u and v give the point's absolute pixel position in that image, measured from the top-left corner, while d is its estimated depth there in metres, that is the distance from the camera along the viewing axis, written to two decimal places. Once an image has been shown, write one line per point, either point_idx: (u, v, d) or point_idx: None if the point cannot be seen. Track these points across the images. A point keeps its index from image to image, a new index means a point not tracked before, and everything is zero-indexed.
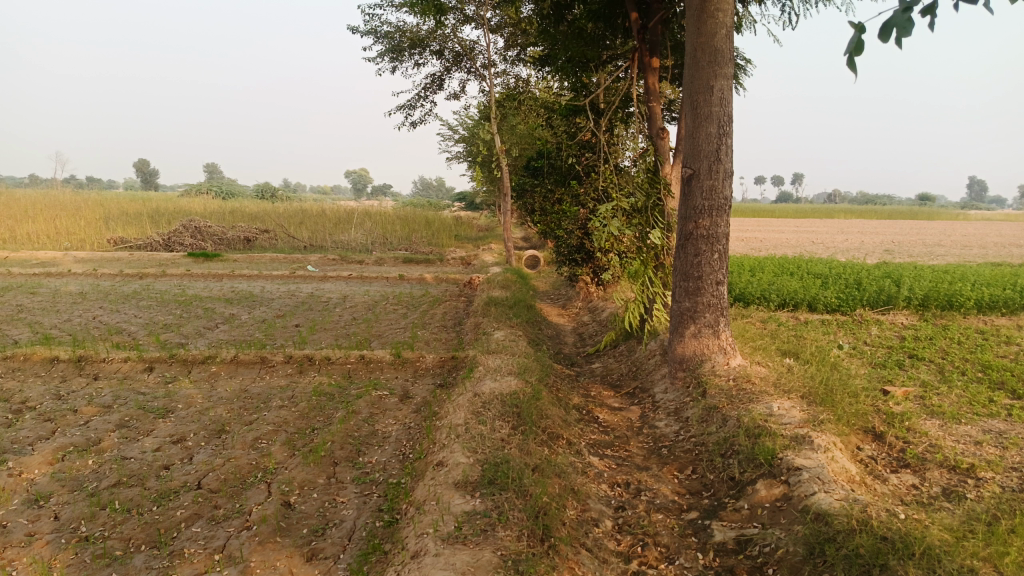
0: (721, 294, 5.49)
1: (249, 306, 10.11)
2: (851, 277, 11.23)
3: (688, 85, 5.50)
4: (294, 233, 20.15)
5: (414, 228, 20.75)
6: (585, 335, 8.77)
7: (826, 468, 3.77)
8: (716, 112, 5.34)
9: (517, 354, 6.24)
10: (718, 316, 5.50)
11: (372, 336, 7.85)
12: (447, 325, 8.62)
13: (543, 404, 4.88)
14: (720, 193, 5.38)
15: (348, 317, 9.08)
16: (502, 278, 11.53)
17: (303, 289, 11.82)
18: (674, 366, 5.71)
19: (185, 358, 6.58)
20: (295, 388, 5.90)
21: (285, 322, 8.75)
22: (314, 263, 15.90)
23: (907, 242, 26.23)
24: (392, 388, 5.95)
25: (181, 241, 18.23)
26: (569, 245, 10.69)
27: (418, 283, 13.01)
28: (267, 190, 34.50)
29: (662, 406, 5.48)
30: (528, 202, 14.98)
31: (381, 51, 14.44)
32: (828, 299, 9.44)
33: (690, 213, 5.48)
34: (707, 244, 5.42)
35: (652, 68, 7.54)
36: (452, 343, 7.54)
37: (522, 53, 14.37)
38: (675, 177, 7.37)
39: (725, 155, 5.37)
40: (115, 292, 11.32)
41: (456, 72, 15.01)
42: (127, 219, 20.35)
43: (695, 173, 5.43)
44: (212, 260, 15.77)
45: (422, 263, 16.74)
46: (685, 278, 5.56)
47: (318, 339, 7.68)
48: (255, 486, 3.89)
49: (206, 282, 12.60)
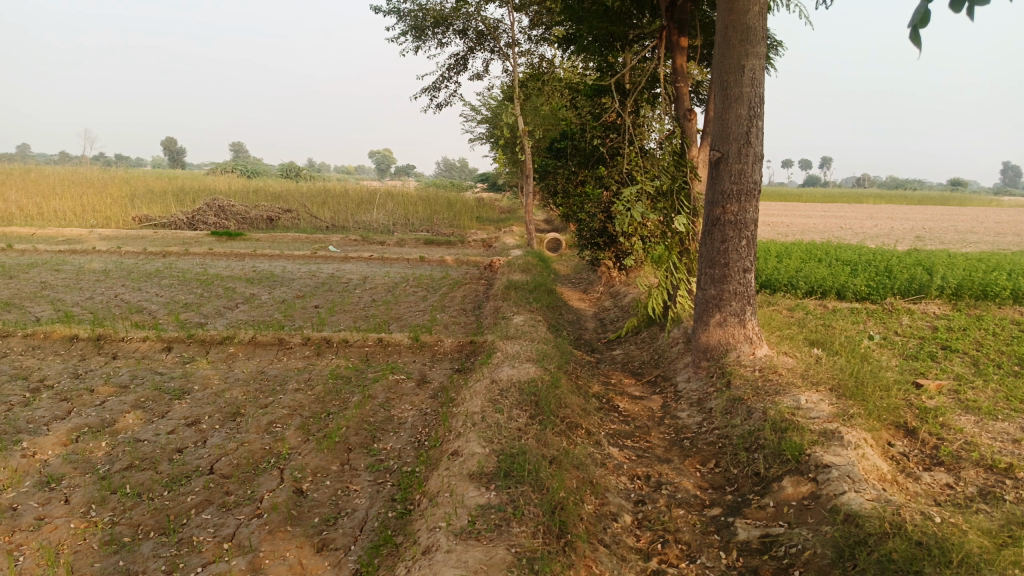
0: (748, 282, 5.31)
1: (269, 286, 10.09)
2: (881, 265, 10.94)
3: (718, 64, 5.29)
4: (316, 213, 20.14)
5: (436, 210, 20.65)
6: (607, 321, 8.62)
7: (857, 466, 3.61)
8: (747, 92, 5.13)
9: (537, 340, 6.12)
10: (744, 304, 5.33)
11: (391, 318, 7.77)
12: (466, 309, 8.51)
13: (562, 393, 4.76)
14: (750, 178, 5.18)
15: (367, 299, 9.01)
16: (523, 261, 11.39)
17: (324, 270, 11.77)
18: (698, 355, 5.56)
19: (203, 339, 6.55)
20: (312, 371, 5.83)
21: (304, 303, 8.70)
22: (335, 243, 15.88)
23: (938, 228, 25.64)
24: (409, 372, 5.87)
25: (205, 220, 18.29)
26: (591, 229, 10.52)
27: (439, 265, 12.92)
28: (291, 169, 34.56)
29: (685, 396, 5.34)
30: (551, 184, 14.79)
31: (404, 30, 14.26)
32: (858, 287, 9.19)
33: (718, 198, 5.29)
34: (734, 230, 5.24)
35: (681, 48, 7.32)
36: (471, 327, 7.43)
37: (546, 32, 14.11)
38: (702, 161, 7.17)
39: (755, 138, 5.16)
40: (138, 270, 11.36)
41: (479, 51, 14.79)
42: (152, 197, 20.45)
43: (723, 156, 5.23)
44: (234, 239, 15.81)
45: (443, 244, 16.65)
46: (711, 265, 5.38)
47: (336, 321, 7.61)
48: (267, 472, 3.83)
49: (228, 261, 12.60)
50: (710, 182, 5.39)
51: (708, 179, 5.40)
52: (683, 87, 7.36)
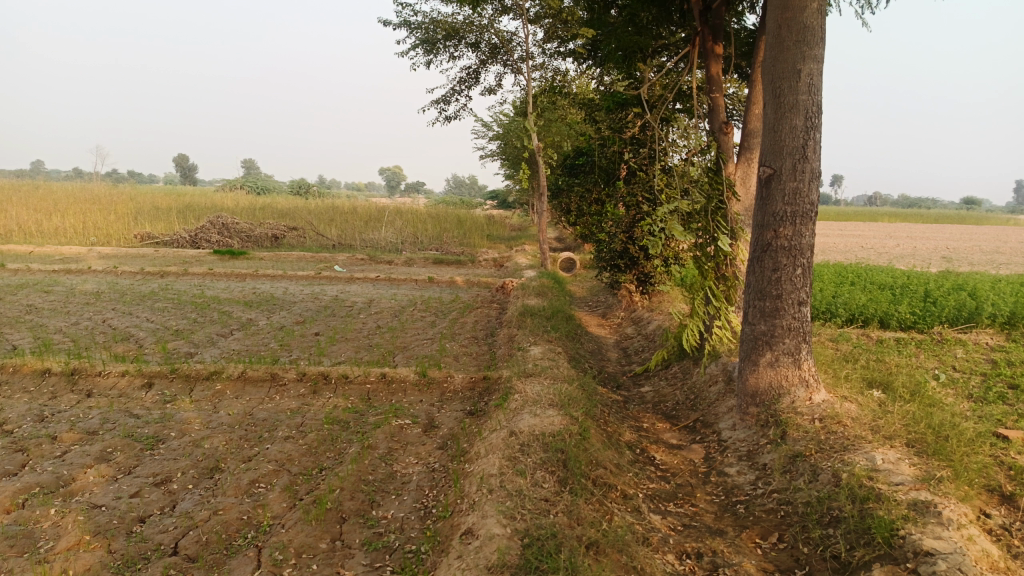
0: (804, 316, 4.63)
1: (268, 310, 9.46)
2: (922, 289, 10.20)
3: (769, 70, 4.65)
4: (322, 232, 19.53)
5: (445, 228, 20.07)
6: (631, 351, 7.93)
7: (967, 556, 2.91)
8: (803, 100, 4.48)
9: (559, 378, 5.43)
10: (800, 342, 4.64)
11: (397, 349, 7.12)
12: (478, 337, 7.86)
13: (594, 448, 4.08)
14: (806, 198, 4.52)
15: (371, 326, 8.35)
16: (538, 284, 10.73)
17: (328, 292, 11.15)
18: (745, 398, 4.87)
19: (188, 374, 5.90)
20: (306, 414, 5.17)
21: (304, 330, 8.06)
22: (341, 263, 15.29)
23: (963, 248, 24.79)
24: (415, 415, 5.19)
25: (208, 238, 17.76)
26: (611, 250, 9.84)
27: (448, 287, 12.28)
28: (300, 186, 34.17)
29: (732, 448, 4.66)
30: (565, 202, 14.17)
31: (414, 42, 13.74)
32: (902, 315, 8.48)
33: (770, 220, 4.62)
34: (788, 257, 4.57)
35: (716, 55, 6.72)
36: (484, 360, 6.76)
37: (562, 45, 13.56)
38: (740, 178, 6.51)
39: (813, 153, 4.50)
40: (132, 292, 10.78)
41: (492, 65, 14.25)
42: (155, 214, 19.94)
43: (775, 173, 4.58)
44: (237, 258, 15.24)
45: (453, 264, 16.05)
46: (760, 296, 4.72)
47: (337, 352, 6.96)
48: (241, 553, 3.17)
49: (227, 282, 12.00)
50: (759, 202, 4.73)
51: (757, 198, 4.74)
52: (718, 98, 6.72)
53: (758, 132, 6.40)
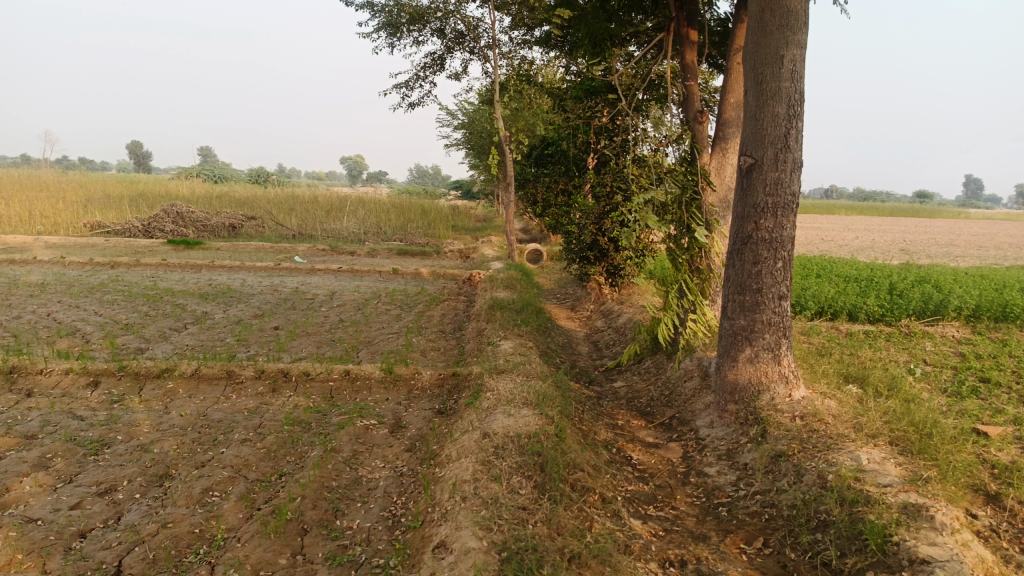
0: (784, 311, 4.50)
1: (225, 303, 9.07)
2: (887, 282, 10.24)
3: (750, 56, 4.50)
4: (282, 221, 18.99)
5: (409, 218, 19.71)
6: (602, 345, 7.76)
7: (965, 563, 2.79)
8: (785, 87, 4.33)
9: (531, 375, 5.23)
10: (780, 337, 4.51)
11: (361, 344, 6.84)
12: (446, 331, 7.62)
13: (570, 449, 3.89)
14: (788, 188, 4.37)
15: (334, 319, 8.04)
16: (505, 276, 10.52)
17: (288, 284, 10.77)
18: (723, 395, 4.72)
19: (137, 372, 5.55)
20: (264, 414, 4.88)
21: (263, 324, 7.73)
22: (302, 253, 14.86)
23: (920, 241, 25.26)
24: (381, 414, 4.94)
25: (162, 228, 17.12)
26: (581, 241, 9.66)
27: (413, 279, 12.00)
28: (260, 174, 33.34)
29: (711, 446, 4.52)
30: (532, 193, 13.97)
31: (377, 26, 13.36)
32: (871, 308, 8.47)
33: (750, 211, 4.47)
34: (769, 249, 4.43)
35: (691, 42, 6.56)
36: (452, 356, 6.53)
37: (529, 33, 13.33)
38: (714, 168, 6.37)
39: (795, 142, 4.36)
40: (80, 283, 10.26)
41: (458, 52, 13.95)
42: (106, 203, 19.18)
43: (757, 162, 4.43)
44: (192, 248, 14.70)
45: (418, 255, 15.74)
46: (740, 290, 4.57)
47: (297, 347, 6.66)
48: (193, 571, 2.91)
49: (182, 274, 11.53)
50: (739, 192, 4.58)
51: (737, 189, 4.59)
52: (692, 86, 6.57)
53: (733, 122, 6.26)
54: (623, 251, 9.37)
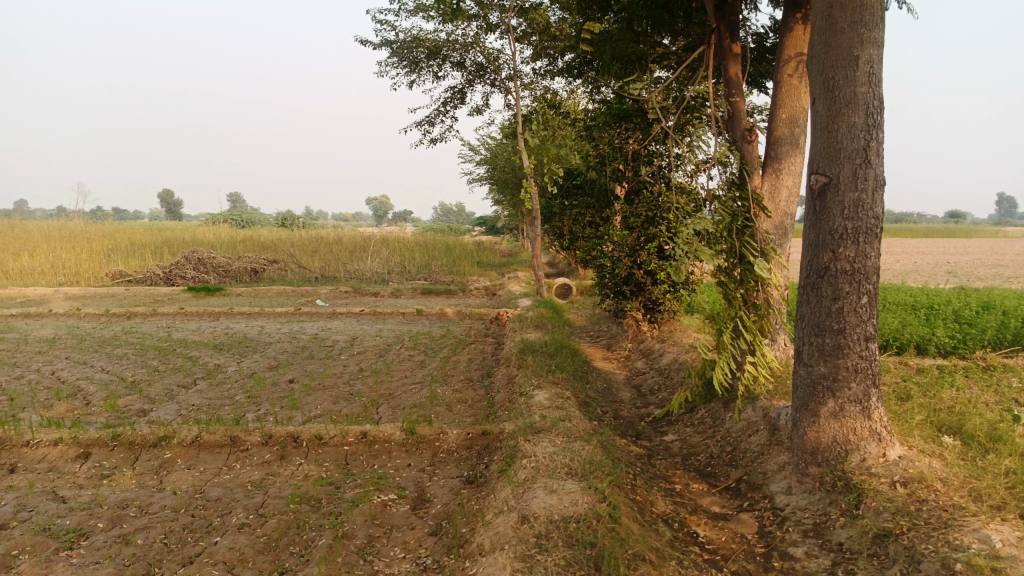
0: (872, 355, 3.80)
1: (240, 354, 8.54)
2: (952, 309, 9.39)
3: (818, 59, 3.88)
4: (305, 263, 18.58)
5: (433, 256, 19.25)
6: (645, 391, 7.04)
7: None
8: (863, 93, 3.70)
9: (573, 435, 4.55)
10: (869, 386, 3.80)
11: (381, 398, 6.21)
12: (474, 379, 6.99)
13: (628, 534, 3.21)
14: (870, 210, 3.71)
15: (353, 369, 7.44)
16: (535, 315, 9.90)
17: (307, 330, 10.24)
18: (801, 455, 4.01)
19: (132, 441, 4.98)
20: (269, 490, 4.26)
21: (276, 377, 7.15)
22: (324, 296, 14.41)
23: (965, 262, 24.18)
24: (403, 486, 4.29)
25: (183, 274, 16.85)
26: (615, 275, 9.00)
27: (438, 321, 11.41)
28: (286, 217, 33.25)
29: (793, 520, 3.80)
30: (560, 227, 13.43)
31: (395, 62, 13.04)
32: (941, 339, 7.68)
33: (826, 238, 3.81)
34: (851, 283, 3.76)
35: (734, 54, 5.98)
36: (482, 409, 5.87)
37: (552, 62, 12.88)
38: (767, 191, 5.72)
39: (876, 156, 3.71)
40: (93, 337, 9.84)
41: (478, 84, 13.54)
42: (129, 251, 18.96)
43: (831, 182, 3.78)
44: (212, 295, 14.32)
45: (443, 294, 15.20)
46: (818, 331, 3.89)
47: (312, 404, 6.05)
48: None
49: (199, 323, 11.07)
50: (811, 217, 3.92)
51: (808, 213, 3.93)
52: (737, 102, 5.96)
53: (786, 140, 5.64)
54: (662, 284, 8.66)
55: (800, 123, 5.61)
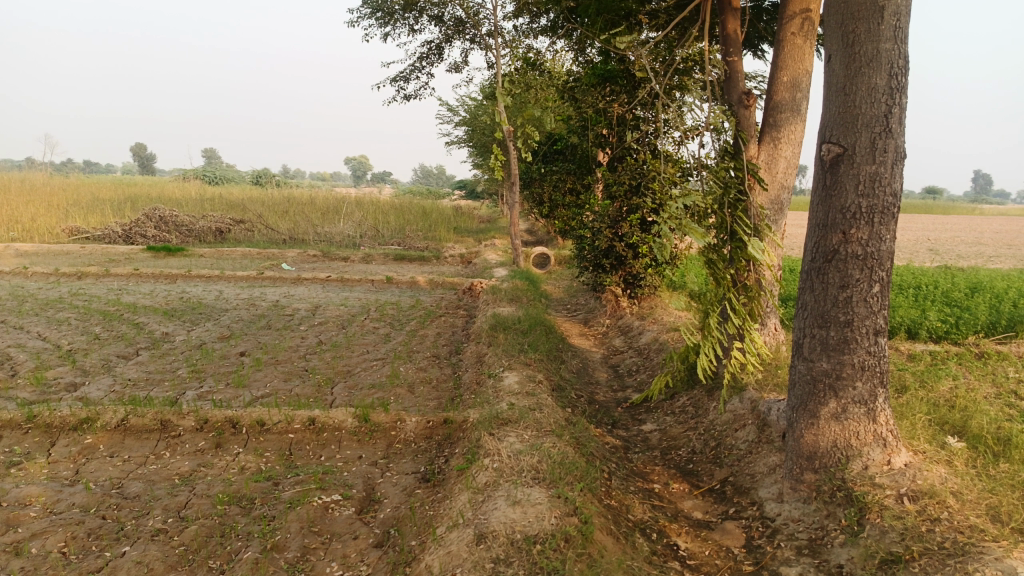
0: (881, 350, 3.37)
1: (191, 321, 7.96)
2: (942, 290, 9.05)
3: (836, 8, 3.35)
4: (273, 224, 17.83)
5: (409, 220, 18.62)
6: (623, 372, 6.60)
7: None
8: (887, 50, 3.18)
9: (543, 429, 4.10)
10: (875, 386, 3.38)
11: (337, 377, 5.72)
12: (440, 356, 6.50)
13: (601, 558, 2.76)
14: (887, 186, 3.24)
15: (311, 342, 6.92)
16: (509, 286, 9.41)
17: (268, 296, 9.67)
18: (795, 460, 3.59)
19: (49, 424, 4.44)
20: (196, 486, 3.75)
21: (226, 349, 6.61)
22: (291, 260, 13.79)
23: (946, 241, 24.02)
24: (350, 483, 3.82)
25: (143, 233, 16.16)
26: (594, 247, 8.51)
27: (408, 289, 10.90)
28: (261, 175, 32.28)
29: (785, 533, 3.40)
30: (540, 193, 12.89)
31: (368, 13, 12.28)
32: (933, 323, 7.33)
33: (836, 217, 3.34)
34: (862, 269, 3.30)
35: (733, 8, 5.42)
36: (446, 392, 5.40)
37: (535, 20, 12.19)
38: (763, 161, 5.22)
39: (898, 124, 3.23)
40: (35, 298, 9.19)
41: (457, 41, 12.83)
42: (90, 207, 18.09)
43: (845, 152, 3.29)
44: (172, 256, 13.64)
45: (417, 261, 14.64)
46: (821, 322, 3.44)
47: (259, 382, 5.53)
48: None
49: (153, 286, 10.44)
50: (820, 192, 3.44)
51: (816, 187, 3.44)
52: (734, 62, 5.41)
53: (787, 105, 5.13)
54: (643, 257, 8.21)
55: (802, 87, 5.10)
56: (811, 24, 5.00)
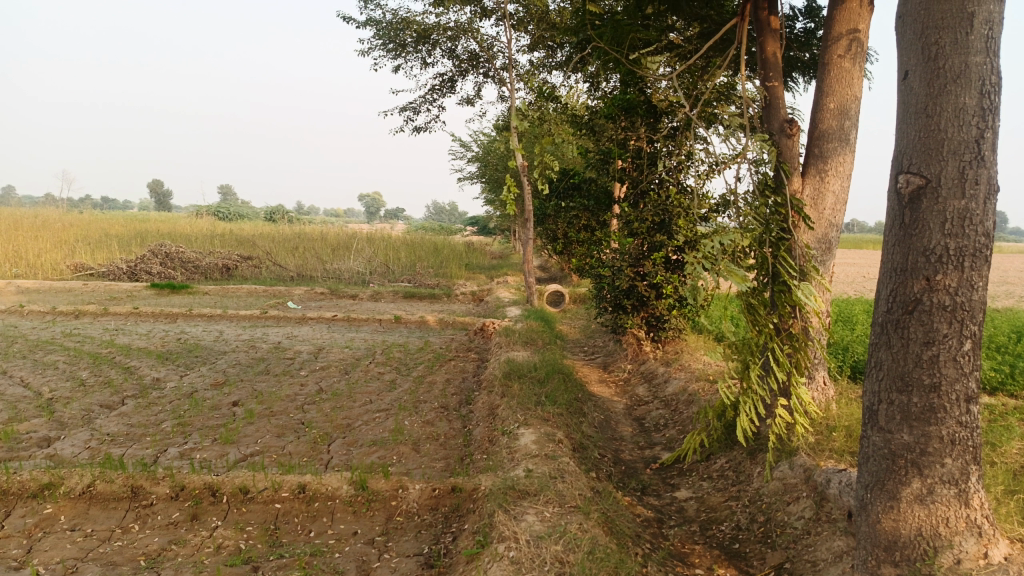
0: (973, 420, 2.82)
1: (185, 365, 7.48)
2: (988, 334, 8.45)
3: (912, 17, 2.87)
4: (281, 260, 17.42)
5: (420, 256, 18.20)
6: (650, 427, 6.01)
7: None
8: (977, 64, 2.70)
9: (567, 503, 3.54)
10: (966, 461, 2.82)
11: (336, 431, 5.19)
12: (449, 407, 5.96)
13: None
14: (980, 223, 2.72)
15: (310, 390, 6.40)
16: (524, 327, 8.90)
17: (270, 337, 9.19)
18: (870, 550, 3.00)
19: (5, 490, 3.91)
20: (162, 572, 3.21)
21: (218, 398, 6.10)
22: (298, 298, 13.35)
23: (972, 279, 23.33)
24: (341, 568, 3.27)
25: (148, 270, 15.80)
26: (614, 287, 8.00)
27: (418, 329, 10.40)
28: (273, 211, 32.14)
29: None
30: (555, 230, 12.46)
31: (380, 47, 12.00)
32: (985, 372, 6.73)
33: (917, 261, 2.80)
34: (951, 323, 2.77)
35: (772, 30, 4.97)
36: (455, 451, 4.85)
37: (550, 53, 11.86)
38: (808, 197, 4.73)
39: (991, 151, 2.73)
40: (26, 339, 8.74)
41: (470, 74, 12.52)
42: (97, 242, 17.80)
43: (927, 184, 2.77)
44: (176, 293, 13.25)
45: (427, 299, 14.17)
46: (901, 386, 2.88)
47: (249, 438, 5.00)
48: None
49: (151, 325, 9.99)
50: (895, 231, 2.90)
51: (892, 225, 2.91)
52: (774, 89, 4.92)
53: (834, 135, 4.64)
54: (667, 298, 7.69)
55: (851, 115, 4.60)
56: (860, 46, 4.53)
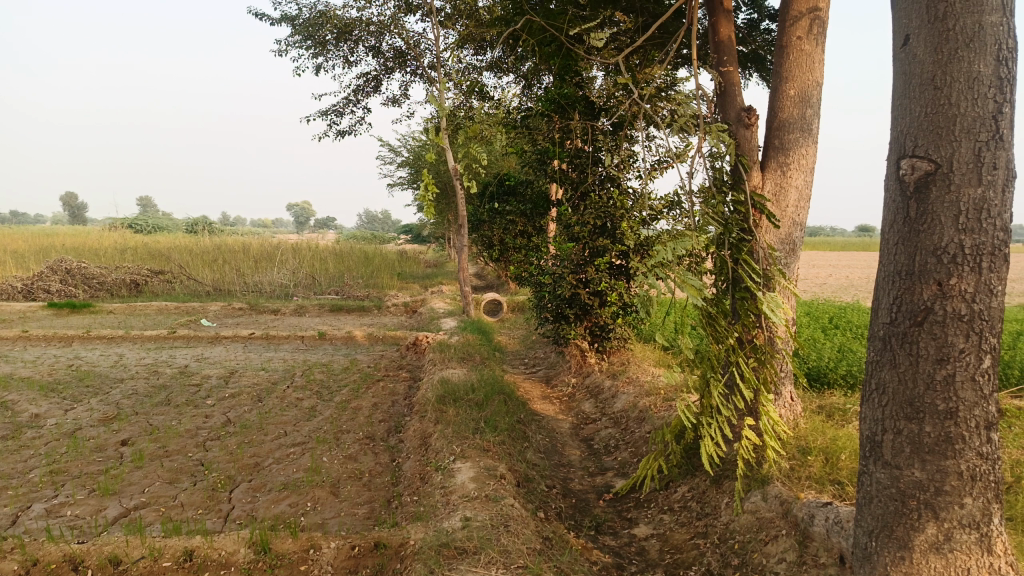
0: (994, 449, 2.36)
1: (73, 398, 6.55)
2: None
3: None
4: (197, 273, 16.25)
5: (348, 266, 17.34)
6: (599, 449, 5.48)
7: None
8: (993, 25, 2.25)
9: (513, 563, 2.94)
10: (986, 499, 2.35)
11: (242, 473, 4.45)
12: (375, 437, 5.28)
13: None
14: (997, 214, 2.26)
15: (215, 423, 5.61)
16: (459, 341, 8.28)
17: (178, 361, 8.28)
18: None
19: None
20: None
21: (104, 437, 5.25)
22: (214, 316, 12.36)
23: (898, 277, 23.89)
24: None
25: (46, 288, 14.48)
26: (553, 295, 7.46)
27: (345, 346, 9.64)
28: (195, 222, 30.57)
29: None
30: (490, 236, 11.85)
31: (298, 44, 11.21)
32: None
33: (925, 262, 2.32)
34: (967, 335, 2.29)
35: (726, 11, 4.54)
36: (381, 492, 4.20)
37: (480, 52, 11.30)
38: (770, 193, 4.27)
39: (1009, 130, 2.27)
40: None
41: (397, 74, 11.84)
42: None
43: (935, 170, 2.30)
44: (77, 314, 12.07)
45: (357, 312, 13.38)
46: (911, 412, 2.40)
47: (135, 488, 4.21)
48: None
49: (41, 351, 8.91)
50: (899, 227, 2.42)
51: (894, 221, 2.43)
52: (729, 75, 4.48)
53: (795, 124, 4.21)
54: (611, 306, 7.20)
55: (813, 101, 4.19)
56: (820, 26, 4.15)
